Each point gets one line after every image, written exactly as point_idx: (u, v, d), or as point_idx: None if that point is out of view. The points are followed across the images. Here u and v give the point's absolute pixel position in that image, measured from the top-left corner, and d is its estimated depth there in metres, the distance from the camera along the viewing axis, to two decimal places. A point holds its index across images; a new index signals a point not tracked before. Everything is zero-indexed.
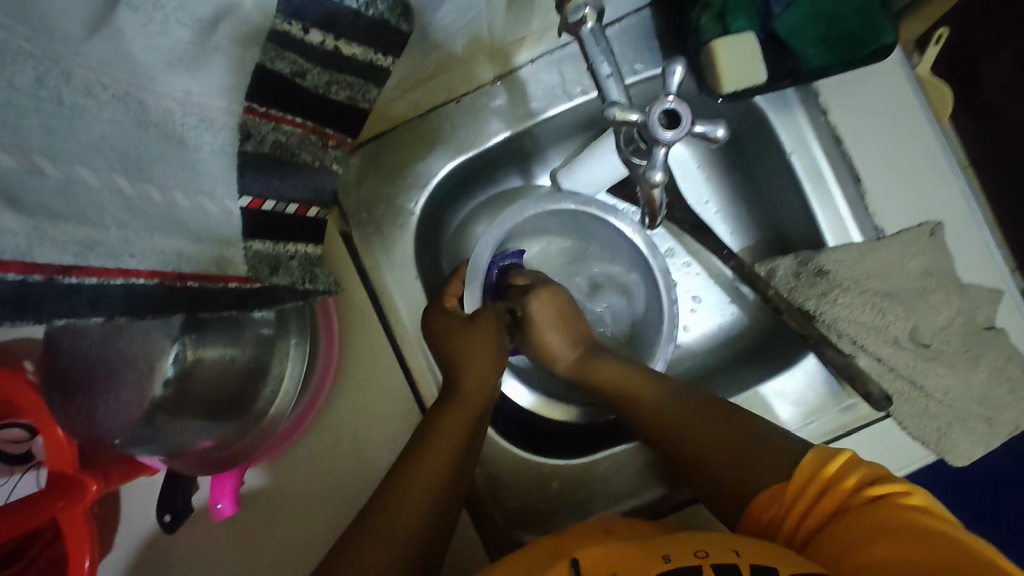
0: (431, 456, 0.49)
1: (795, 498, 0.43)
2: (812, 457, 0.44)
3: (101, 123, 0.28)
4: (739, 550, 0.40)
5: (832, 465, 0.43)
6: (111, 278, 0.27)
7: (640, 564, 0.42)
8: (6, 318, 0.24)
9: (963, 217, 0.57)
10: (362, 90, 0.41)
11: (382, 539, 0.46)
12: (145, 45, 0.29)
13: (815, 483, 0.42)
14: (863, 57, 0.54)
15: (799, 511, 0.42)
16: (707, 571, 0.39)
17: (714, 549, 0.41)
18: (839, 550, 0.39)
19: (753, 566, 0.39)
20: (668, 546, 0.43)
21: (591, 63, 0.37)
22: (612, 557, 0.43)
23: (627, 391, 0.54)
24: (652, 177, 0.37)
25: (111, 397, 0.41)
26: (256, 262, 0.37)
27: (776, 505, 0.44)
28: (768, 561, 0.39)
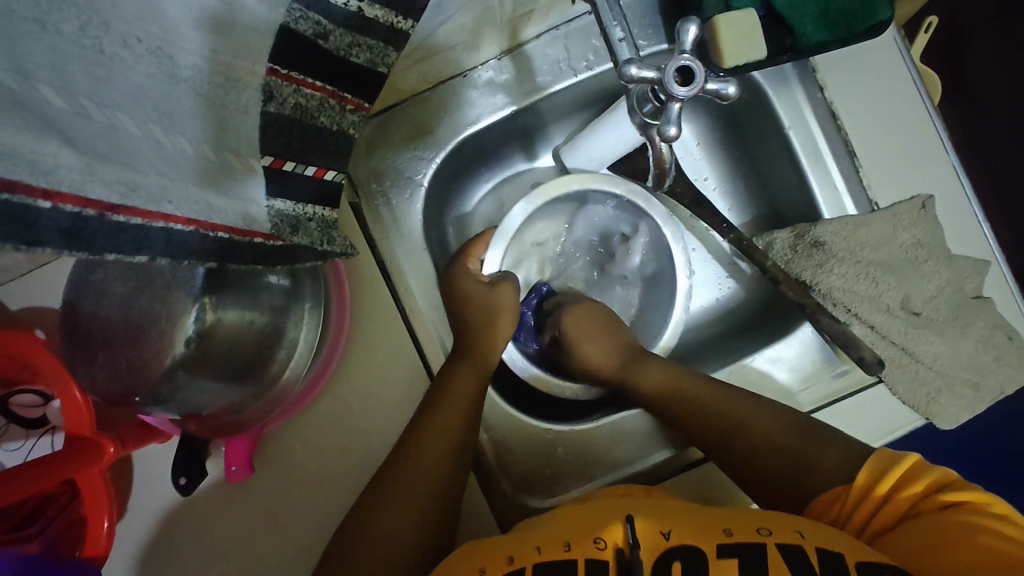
0: (444, 415, 0.52)
1: (857, 504, 0.45)
2: (871, 464, 0.46)
3: (137, 73, 0.29)
4: (805, 533, 0.44)
5: (898, 468, 0.45)
6: (154, 221, 0.27)
7: (706, 532, 0.45)
8: (65, 251, 0.24)
9: (952, 191, 0.59)
10: (381, 53, 0.41)
11: (402, 497, 0.49)
12: (176, 2, 0.31)
13: (882, 489, 0.44)
14: (859, 33, 0.56)
15: (863, 514, 0.45)
16: (770, 547, 0.43)
17: (778, 529, 0.44)
18: (911, 548, 0.42)
19: (819, 549, 0.42)
20: (722, 519, 0.47)
21: (604, 25, 0.38)
22: (658, 519, 0.47)
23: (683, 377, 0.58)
24: (667, 133, 0.37)
25: (132, 354, 0.42)
26: (278, 220, 0.38)
27: (837, 505, 0.46)
28: (831, 545, 0.43)
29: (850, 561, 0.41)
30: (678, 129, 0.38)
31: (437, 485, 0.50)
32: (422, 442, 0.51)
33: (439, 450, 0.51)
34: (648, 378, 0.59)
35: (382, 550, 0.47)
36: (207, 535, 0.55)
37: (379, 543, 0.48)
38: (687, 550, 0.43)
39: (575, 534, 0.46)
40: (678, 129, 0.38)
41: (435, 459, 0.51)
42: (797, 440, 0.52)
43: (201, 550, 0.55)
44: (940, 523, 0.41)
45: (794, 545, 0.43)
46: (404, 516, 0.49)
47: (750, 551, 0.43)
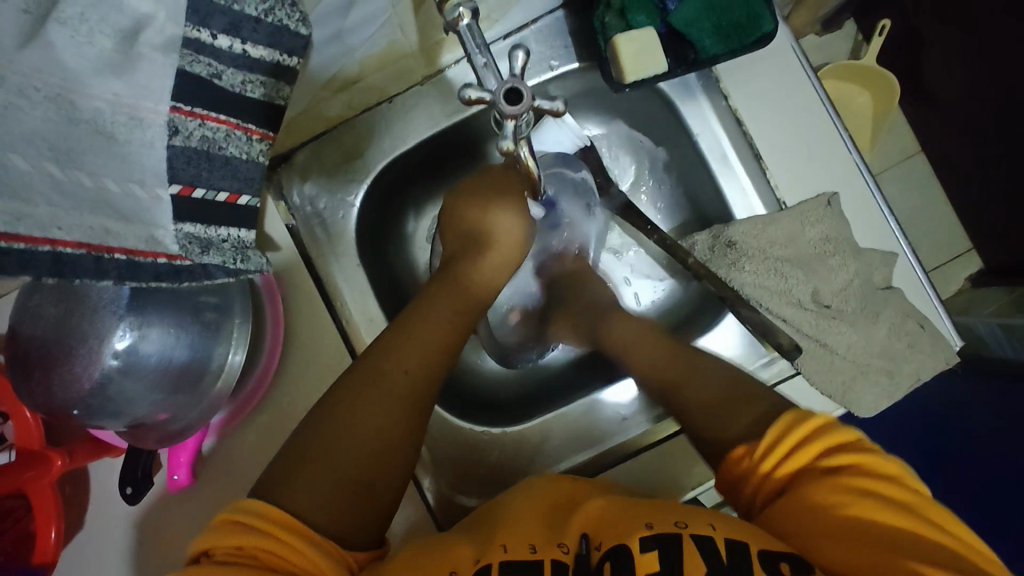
0: (438, 315, 0.54)
1: (762, 457, 0.44)
2: (786, 419, 0.45)
3: (33, 119, 0.33)
4: (716, 524, 0.43)
5: (799, 430, 0.44)
6: (38, 245, 0.35)
7: (631, 527, 0.44)
8: None
9: (856, 186, 0.62)
10: (275, 88, 0.46)
11: (390, 382, 0.50)
12: (73, 54, 0.35)
13: (791, 436, 0.43)
14: (748, 45, 0.58)
15: (766, 466, 0.44)
16: (687, 538, 0.42)
17: (658, 521, 0.44)
18: (808, 527, 0.40)
19: (727, 539, 0.42)
20: (649, 513, 0.46)
21: (467, 55, 0.41)
22: (594, 524, 0.46)
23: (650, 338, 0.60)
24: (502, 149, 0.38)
25: (65, 371, 0.46)
26: (187, 242, 0.42)
27: (748, 459, 0.45)
28: (739, 535, 0.42)
29: (753, 549, 0.40)
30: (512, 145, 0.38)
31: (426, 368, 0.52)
32: (407, 335, 0.52)
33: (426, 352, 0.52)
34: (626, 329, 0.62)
35: (360, 431, 0.47)
36: (155, 541, 0.58)
37: (356, 423, 0.47)
38: (615, 549, 0.43)
39: (537, 538, 0.46)
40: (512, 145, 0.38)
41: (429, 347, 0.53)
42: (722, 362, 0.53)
43: (147, 559, 0.58)
44: (825, 487, 0.40)
45: (708, 536, 0.42)
46: (387, 423, 0.48)
47: (669, 543, 0.42)
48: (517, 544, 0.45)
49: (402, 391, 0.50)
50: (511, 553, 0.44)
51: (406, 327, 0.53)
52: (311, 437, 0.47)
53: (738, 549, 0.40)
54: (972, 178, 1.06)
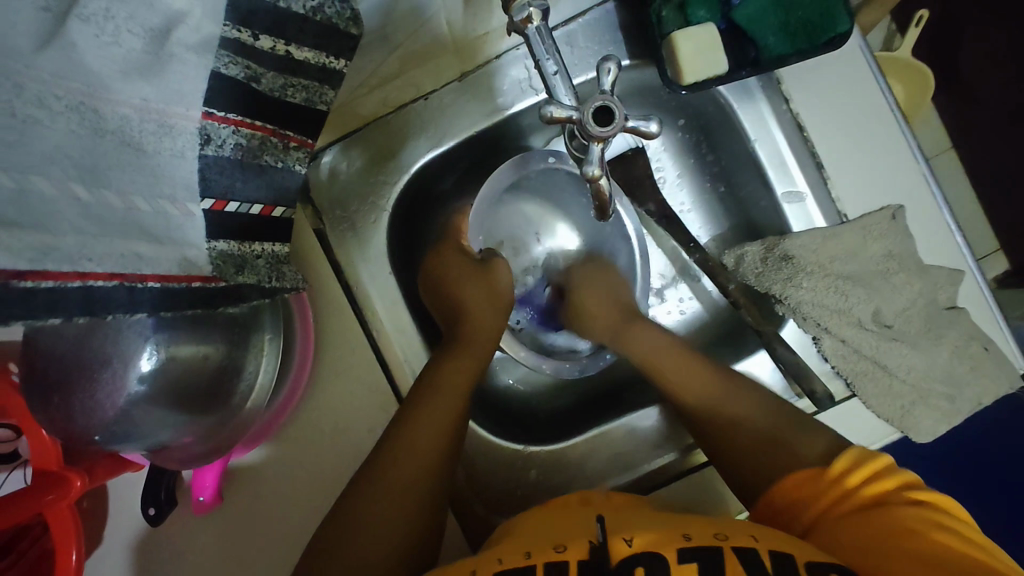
0: (441, 404, 0.52)
1: (826, 490, 0.45)
2: (846, 458, 0.45)
3: (55, 133, 0.29)
4: (760, 537, 0.43)
5: (860, 470, 0.44)
6: (69, 282, 0.29)
7: (662, 539, 0.43)
8: None
9: (921, 199, 0.58)
10: (318, 93, 0.42)
11: (410, 456, 0.50)
12: (98, 56, 0.31)
13: (850, 479, 0.44)
14: (821, 45, 0.54)
15: (828, 500, 0.44)
16: (726, 550, 0.42)
17: (698, 533, 0.44)
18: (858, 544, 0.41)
19: (771, 551, 0.41)
20: (689, 526, 0.45)
21: (536, 60, 0.37)
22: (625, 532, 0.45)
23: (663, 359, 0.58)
24: (589, 172, 0.36)
25: (85, 397, 0.43)
26: (221, 261, 0.39)
27: (809, 486, 0.46)
28: (780, 547, 0.41)
29: (798, 561, 0.40)
30: (601, 169, 0.36)
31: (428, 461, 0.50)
32: (415, 430, 0.51)
33: (429, 443, 0.51)
34: (641, 337, 0.60)
35: (367, 537, 0.47)
36: (181, 561, 0.55)
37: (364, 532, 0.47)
38: (647, 556, 0.41)
39: (538, 548, 0.44)
40: (601, 170, 0.36)
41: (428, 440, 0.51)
42: (735, 394, 0.54)
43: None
44: (873, 519, 0.41)
45: (750, 548, 0.42)
46: (404, 492, 0.49)
47: (708, 556, 0.41)
48: (513, 555, 0.44)
49: (404, 491, 0.49)
50: (505, 563, 0.43)
51: (413, 418, 0.52)
52: (336, 523, 0.47)
53: (786, 567, 0.40)
54: (1000, 178, 1.01)
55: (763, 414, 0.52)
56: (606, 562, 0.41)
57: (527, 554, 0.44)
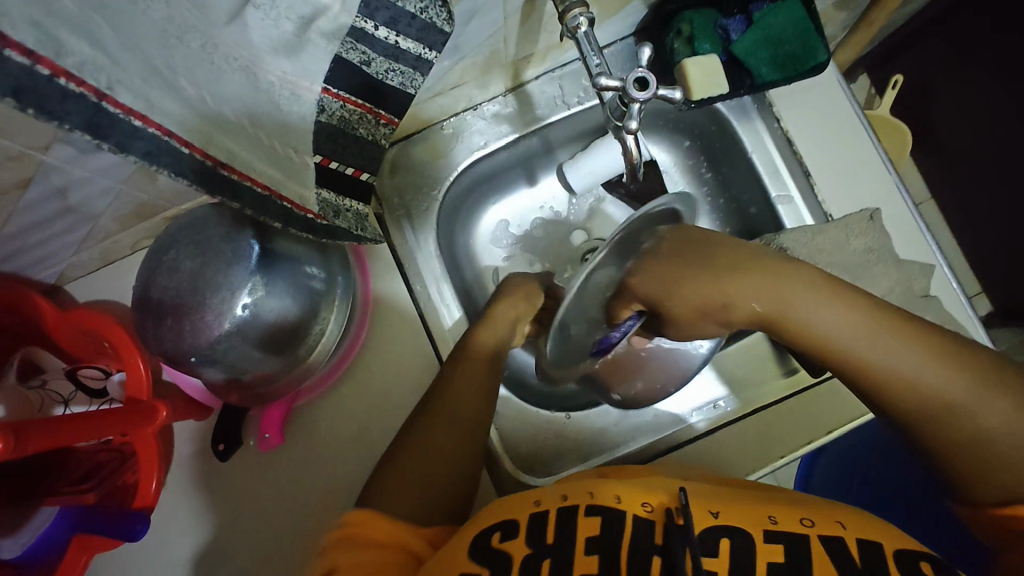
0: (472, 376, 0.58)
1: None
2: None
3: (231, 83, 0.40)
4: (846, 525, 0.47)
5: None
6: (246, 179, 0.37)
7: (752, 518, 0.47)
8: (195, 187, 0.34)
9: (893, 203, 0.68)
10: (411, 79, 0.50)
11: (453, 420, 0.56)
12: (261, 35, 0.40)
13: None
14: (804, 72, 0.66)
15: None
16: (816, 538, 0.46)
17: (782, 517, 0.47)
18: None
19: (859, 540, 0.46)
20: (774, 507, 0.49)
21: (583, 57, 0.48)
22: (716, 502, 0.49)
23: (805, 308, 0.49)
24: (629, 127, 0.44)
25: (197, 319, 0.51)
26: (323, 205, 0.48)
27: None
28: (867, 534, 0.46)
29: (886, 548, 0.45)
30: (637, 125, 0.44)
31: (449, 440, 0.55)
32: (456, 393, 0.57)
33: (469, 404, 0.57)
34: (826, 303, 0.48)
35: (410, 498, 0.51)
36: (240, 498, 0.61)
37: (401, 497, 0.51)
38: (734, 532, 0.46)
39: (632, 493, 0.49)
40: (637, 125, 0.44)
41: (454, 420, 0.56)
42: (885, 331, 0.47)
43: (228, 515, 0.61)
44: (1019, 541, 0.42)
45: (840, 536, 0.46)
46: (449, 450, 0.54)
47: (796, 541, 0.45)
48: (604, 494, 0.48)
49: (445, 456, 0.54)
50: (600, 499, 0.48)
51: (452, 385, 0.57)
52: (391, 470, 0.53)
53: (870, 551, 0.45)
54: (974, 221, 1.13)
55: (916, 358, 0.45)
56: (692, 521, 0.46)
57: (617, 498, 0.48)
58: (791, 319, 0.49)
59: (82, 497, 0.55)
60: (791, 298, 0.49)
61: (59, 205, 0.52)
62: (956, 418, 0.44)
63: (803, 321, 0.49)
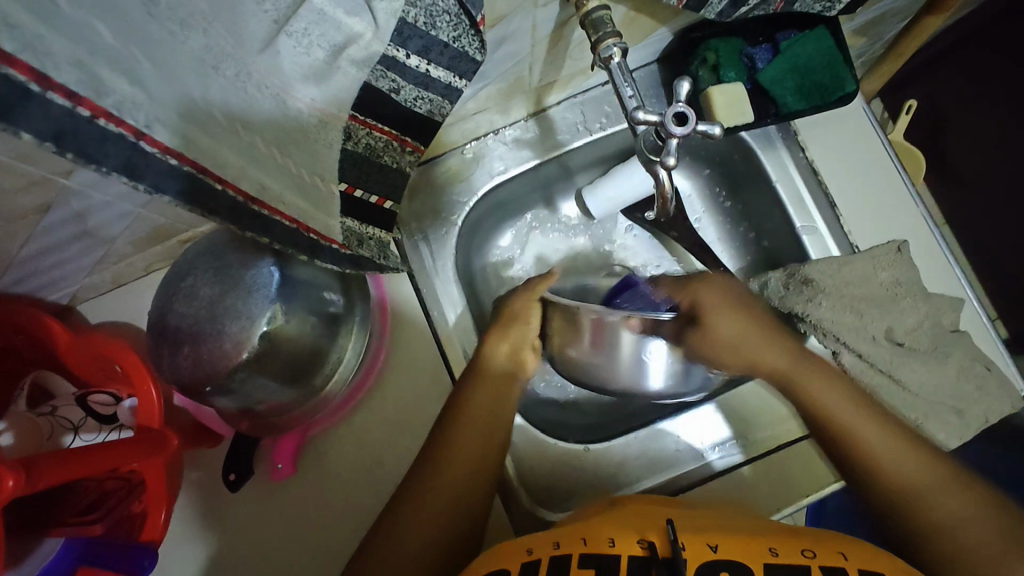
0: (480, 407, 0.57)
1: None
2: None
3: (264, 107, 0.40)
4: (847, 555, 0.46)
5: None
6: (275, 214, 0.36)
7: (753, 550, 0.46)
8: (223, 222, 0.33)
9: (922, 236, 0.67)
10: (439, 106, 0.49)
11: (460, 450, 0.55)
12: (292, 62, 0.39)
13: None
14: (832, 102, 0.65)
15: None
16: (816, 571, 0.45)
17: (785, 549, 0.46)
18: None
19: (862, 571, 0.45)
20: (774, 538, 0.48)
21: (617, 87, 0.47)
22: (708, 532, 0.48)
23: (806, 385, 0.57)
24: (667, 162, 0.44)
25: (213, 347, 0.49)
26: (347, 234, 0.47)
27: None
28: (870, 567, 0.45)
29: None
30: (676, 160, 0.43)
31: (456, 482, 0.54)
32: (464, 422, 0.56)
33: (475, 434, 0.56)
34: (822, 392, 0.56)
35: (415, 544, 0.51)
36: (251, 530, 0.59)
37: (410, 542, 0.51)
38: (735, 564, 0.45)
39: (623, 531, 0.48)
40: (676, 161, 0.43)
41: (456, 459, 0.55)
42: (836, 397, 0.56)
43: (238, 546, 0.59)
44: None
45: (841, 567, 0.45)
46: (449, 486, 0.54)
47: (802, 574, 0.44)
48: (597, 539, 0.47)
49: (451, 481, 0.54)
50: (591, 545, 0.47)
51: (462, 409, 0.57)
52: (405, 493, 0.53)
53: None
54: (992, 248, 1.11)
55: (915, 470, 0.52)
56: (687, 564, 0.44)
57: (610, 539, 0.47)
58: (822, 411, 0.56)
59: (88, 528, 0.53)
60: (812, 377, 0.57)
61: (77, 229, 0.51)
62: (916, 503, 0.50)
63: (815, 401, 0.56)
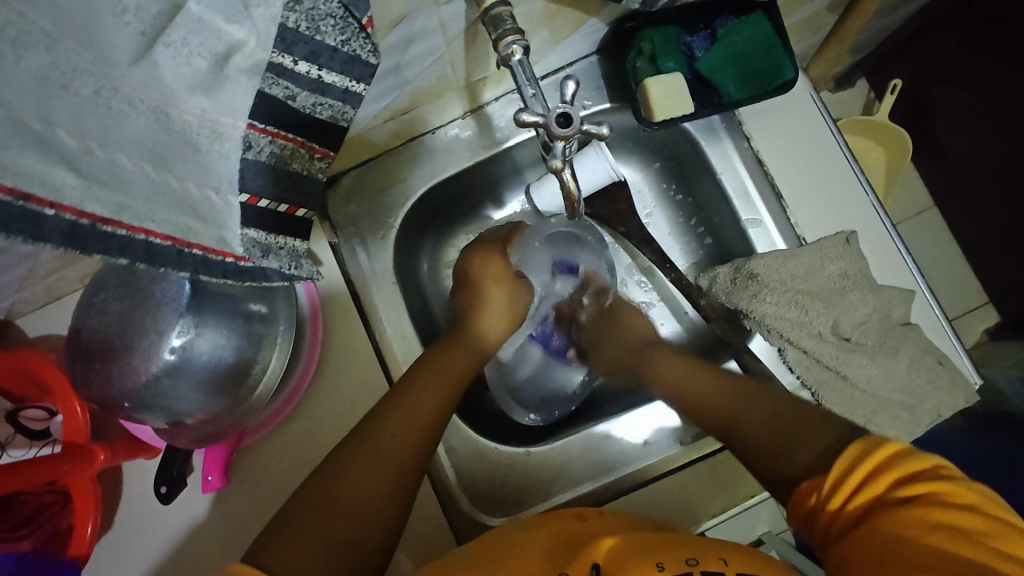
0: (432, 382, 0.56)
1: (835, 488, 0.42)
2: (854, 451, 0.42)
3: (136, 125, 0.37)
4: (727, 560, 0.45)
5: (871, 458, 0.41)
6: (136, 235, 0.37)
7: (637, 564, 0.44)
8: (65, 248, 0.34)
9: (873, 225, 0.65)
10: (342, 111, 0.50)
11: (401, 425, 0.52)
12: (173, 73, 0.38)
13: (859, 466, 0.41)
14: (771, 91, 0.63)
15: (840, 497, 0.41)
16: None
17: (668, 561, 0.44)
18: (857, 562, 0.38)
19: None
20: (660, 550, 0.46)
21: (519, 87, 0.45)
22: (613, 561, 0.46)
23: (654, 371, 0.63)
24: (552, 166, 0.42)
25: (124, 363, 0.49)
26: (250, 246, 0.46)
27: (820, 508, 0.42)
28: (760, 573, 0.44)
29: None
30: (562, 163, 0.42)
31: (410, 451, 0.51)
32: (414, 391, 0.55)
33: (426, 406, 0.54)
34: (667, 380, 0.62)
35: (349, 512, 0.47)
36: (187, 541, 0.60)
37: (321, 523, 0.46)
38: None
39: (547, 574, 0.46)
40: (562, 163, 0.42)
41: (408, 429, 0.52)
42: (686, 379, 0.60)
43: (176, 557, 0.59)
44: (914, 519, 0.37)
45: (719, 572, 0.44)
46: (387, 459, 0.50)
47: None
48: None
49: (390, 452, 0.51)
50: None
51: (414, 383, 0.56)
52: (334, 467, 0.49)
53: None
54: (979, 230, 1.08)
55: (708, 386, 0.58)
56: None
57: None
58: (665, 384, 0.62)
59: (16, 544, 0.53)
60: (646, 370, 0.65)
61: None
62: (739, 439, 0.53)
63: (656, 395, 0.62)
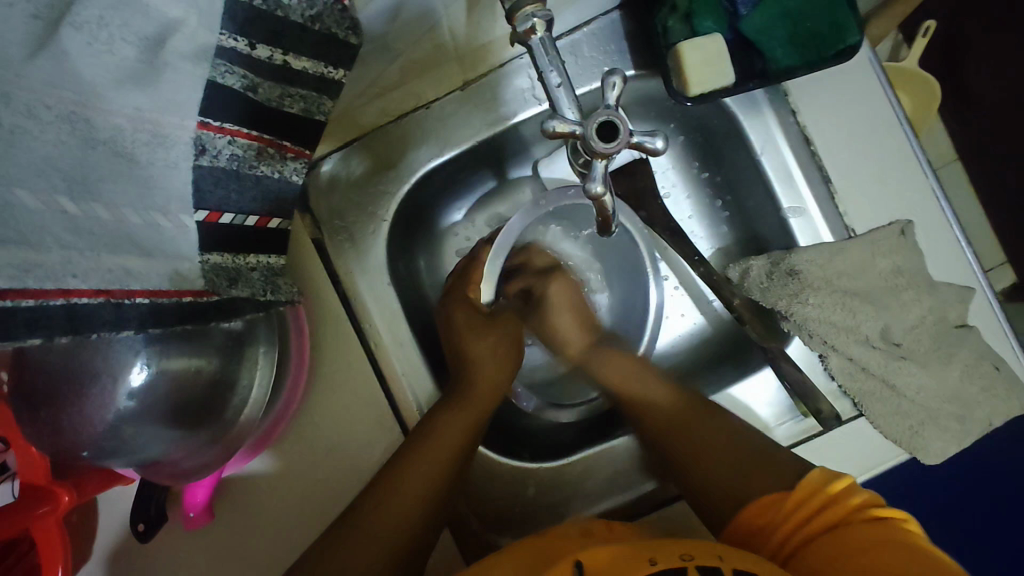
0: (451, 431, 0.52)
1: (790, 512, 0.45)
2: (813, 476, 0.46)
3: (44, 143, 0.28)
4: (725, 556, 0.42)
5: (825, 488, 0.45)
6: (50, 299, 0.29)
7: (627, 563, 0.42)
8: None
9: (933, 214, 0.57)
10: (317, 103, 0.41)
11: (415, 481, 0.50)
12: (90, 64, 0.29)
13: (815, 499, 0.45)
14: (829, 58, 0.53)
15: (792, 522, 0.45)
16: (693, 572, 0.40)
17: (661, 556, 0.42)
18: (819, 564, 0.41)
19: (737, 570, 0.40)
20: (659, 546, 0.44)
21: (539, 70, 0.40)
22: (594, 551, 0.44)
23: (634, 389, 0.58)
24: (592, 189, 0.41)
25: (76, 410, 0.42)
26: (214, 274, 0.38)
27: (769, 513, 0.46)
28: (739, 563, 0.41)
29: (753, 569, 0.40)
30: (603, 186, 0.41)
31: (388, 545, 0.48)
32: (425, 447, 0.51)
33: (436, 462, 0.51)
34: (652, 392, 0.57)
35: None
36: None
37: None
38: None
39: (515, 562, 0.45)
40: (603, 186, 0.41)
41: (388, 520, 0.48)
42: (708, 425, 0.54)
43: None
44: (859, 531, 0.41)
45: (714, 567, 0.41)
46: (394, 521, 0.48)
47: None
48: None
49: (402, 511, 0.49)
50: None
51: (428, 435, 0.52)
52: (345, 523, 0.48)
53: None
54: None
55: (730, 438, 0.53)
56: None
57: None
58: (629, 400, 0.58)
59: None
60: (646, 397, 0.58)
61: None
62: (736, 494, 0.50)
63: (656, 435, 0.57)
